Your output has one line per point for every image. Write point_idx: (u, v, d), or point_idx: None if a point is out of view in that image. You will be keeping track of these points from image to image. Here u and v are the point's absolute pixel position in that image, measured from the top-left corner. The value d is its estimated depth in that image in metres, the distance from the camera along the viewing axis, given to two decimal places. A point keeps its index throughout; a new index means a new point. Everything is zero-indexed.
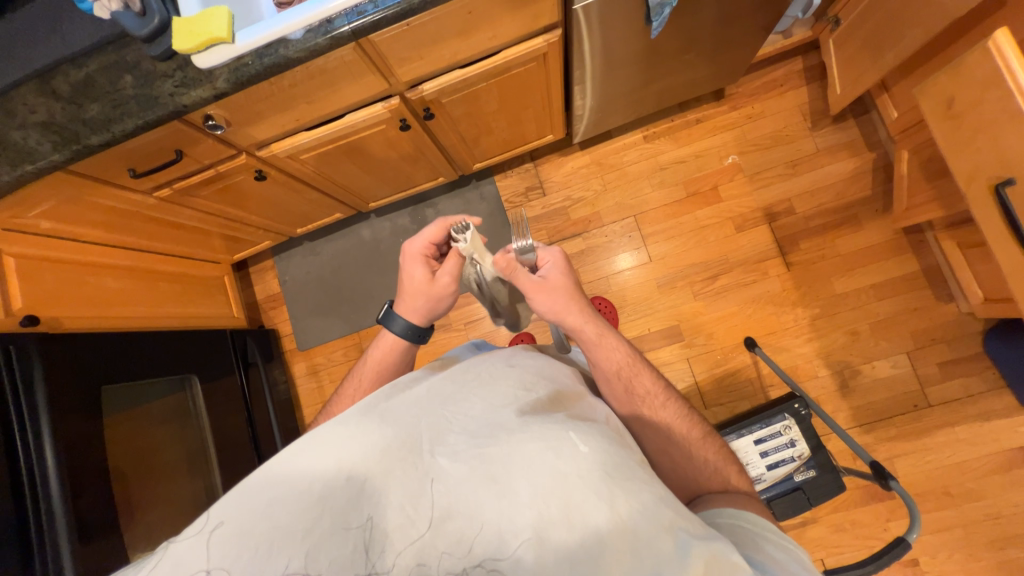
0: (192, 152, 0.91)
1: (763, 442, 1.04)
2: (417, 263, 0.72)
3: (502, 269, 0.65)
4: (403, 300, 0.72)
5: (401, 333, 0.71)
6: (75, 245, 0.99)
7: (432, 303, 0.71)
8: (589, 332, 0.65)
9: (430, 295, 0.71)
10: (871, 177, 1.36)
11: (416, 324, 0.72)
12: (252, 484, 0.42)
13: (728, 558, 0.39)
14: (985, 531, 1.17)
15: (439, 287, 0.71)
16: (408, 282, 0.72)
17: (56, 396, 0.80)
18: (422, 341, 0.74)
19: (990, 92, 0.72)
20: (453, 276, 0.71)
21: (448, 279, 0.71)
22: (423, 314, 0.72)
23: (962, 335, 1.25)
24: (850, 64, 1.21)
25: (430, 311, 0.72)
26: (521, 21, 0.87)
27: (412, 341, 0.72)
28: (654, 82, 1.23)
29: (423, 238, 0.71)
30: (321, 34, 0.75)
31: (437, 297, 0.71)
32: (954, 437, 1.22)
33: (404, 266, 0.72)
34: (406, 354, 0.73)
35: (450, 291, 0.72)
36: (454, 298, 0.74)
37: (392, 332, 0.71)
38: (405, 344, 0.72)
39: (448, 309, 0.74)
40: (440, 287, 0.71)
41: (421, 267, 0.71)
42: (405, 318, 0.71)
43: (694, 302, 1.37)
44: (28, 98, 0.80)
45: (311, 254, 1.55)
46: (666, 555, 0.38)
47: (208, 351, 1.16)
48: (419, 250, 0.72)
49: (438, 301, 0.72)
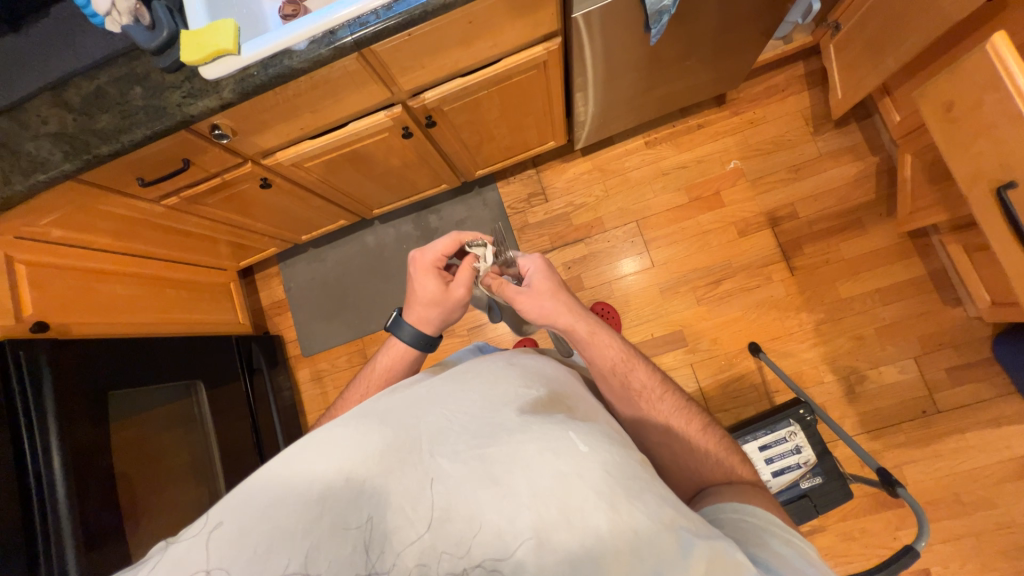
0: (199, 160, 0.93)
1: (768, 449, 1.03)
2: (430, 275, 0.72)
3: (491, 285, 0.70)
4: (414, 309, 0.72)
5: (411, 342, 0.72)
6: (85, 252, 1.01)
7: (443, 314, 0.73)
8: (581, 331, 0.66)
9: (442, 306, 0.72)
10: (875, 181, 1.35)
11: (426, 333, 0.72)
12: (253, 487, 0.42)
13: (731, 557, 0.39)
14: (997, 540, 1.15)
15: (452, 298, 0.72)
16: (420, 293, 0.72)
17: (65, 403, 0.81)
18: (432, 350, 0.74)
19: (990, 96, 0.72)
20: (467, 287, 0.72)
21: (462, 292, 0.72)
22: (433, 323, 0.73)
23: (971, 339, 1.24)
24: (850, 69, 1.21)
25: (441, 321, 0.73)
26: (521, 29, 0.88)
27: (422, 348, 0.72)
28: (655, 88, 1.23)
29: (436, 251, 0.72)
30: (324, 45, 0.76)
31: (449, 308, 0.72)
32: (963, 444, 1.20)
33: (416, 276, 0.73)
34: (412, 358, 0.73)
35: (462, 302, 0.73)
36: (466, 308, 0.75)
37: (402, 340, 0.72)
38: (411, 349, 0.72)
39: (458, 320, 0.75)
40: (452, 298, 0.72)
41: (434, 279, 0.72)
42: (416, 328, 0.72)
43: (697, 307, 1.37)
44: (41, 109, 0.82)
45: (316, 261, 1.57)
46: (667, 555, 0.38)
47: (213, 356, 1.18)
48: (431, 262, 0.73)
49: (451, 311, 0.73)
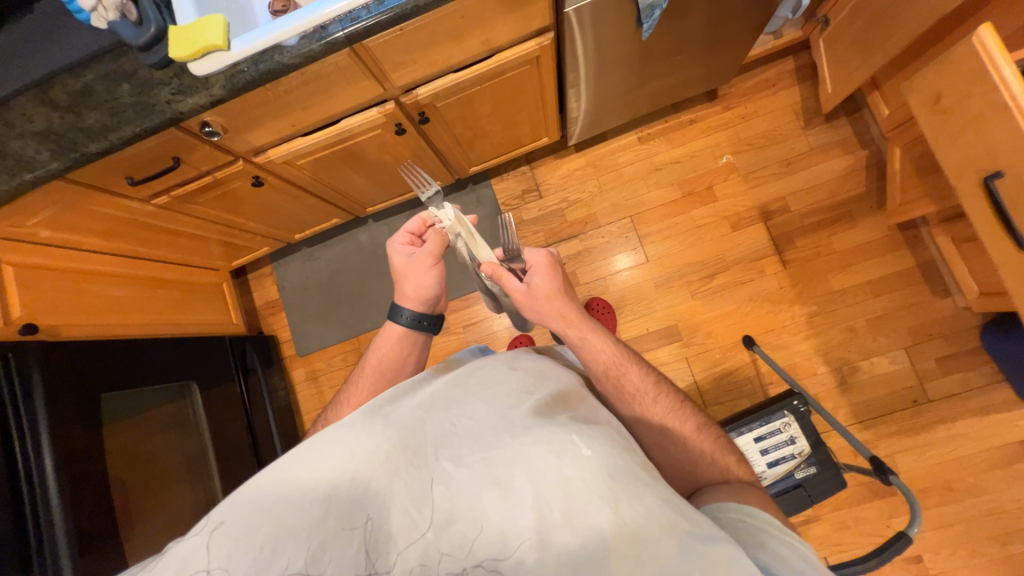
0: (189, 159, 0.92)
1: (763, 440, 1.04)
2: (398, 251, 0.74)
3: (490, 275, 0.68)
4: (397, 289, 0.73)
5: (408, 325, 0.72)
6: (73, 253, 0.99)
7: (415, 283, 0.71)
8: (574, 335, 0.66)
9: (412, 275, 0.72)
10: (864, 174, 1.37)
11: (416, 311, 0.72)
12: (257, 485, 0.42)
13: (735, 561, 0.37)
14: (987, 526, 1.17)
15: (422, 266, 0.72)
16: (398, 273, 0.73)
17: (56, 404, 0.80)
18: (434, 330, 0.74)
19: (976, 87, 0.73)
20: (431, 253, 0.72)
21: (428, 256, 0.72)
22: (415, 297, 0.72)
23: (960, 329, 1.26)
24: (841, 63, 1.22)
25: (421, 293, 0.72)
26: (513, 25, 0.88)
27: (419, 330, 0.72)
28: (648, 83, 1.24)
29: (400, 228, 0.73)
30: (316, 40, 0.76)
31: (418, 276, 0.72)
32: (954, 432, 1.22)
33: (390, 259, 0.74)
34: (414, 342, 0.73)
35: (431, 267, 0.72)
36: (438, 276, 0.72)
37: (399, 324, 0.72)
38: (410, 332, 0.72)
39: (441, 289, 0.73)
40: (420, 266, 0.72)
41: (400, 254, 0.73)
42: (407, 308, 0.72)
43: (692, 301, 1.38)
44: (26, 107, 0.81)
45: (309, 260, 1.56)
46: (669, 559, 0.37)
47: (207, 358, 1.17)
48: (399, 241, 0.74)
49: (420, 281, 0.71)
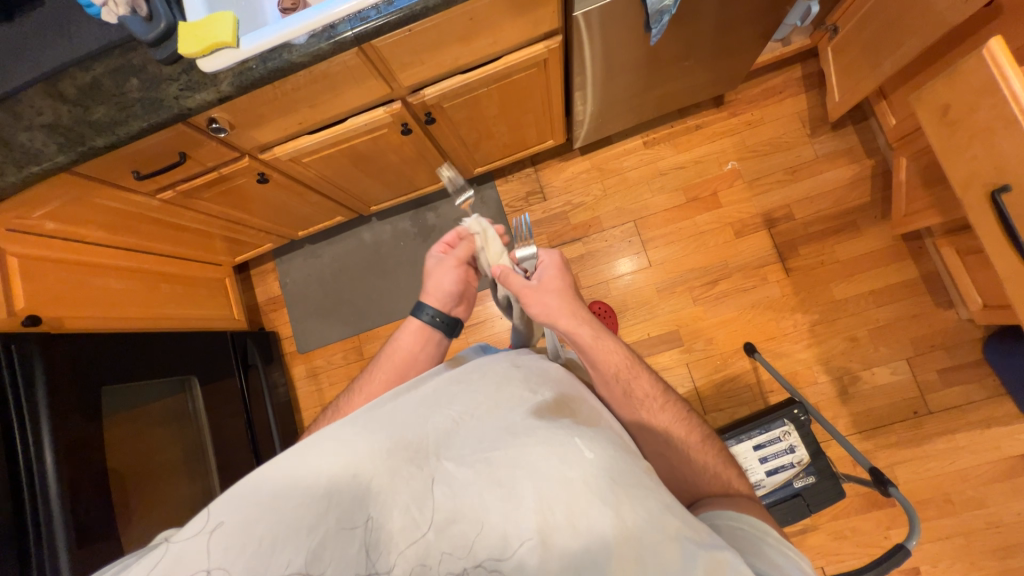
0: (196, 154, 0.92)
1: (762, 448, 1.03)
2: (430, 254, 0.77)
3: (498, 277, 0.68)
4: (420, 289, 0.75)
5: (429, 322, 0.72)
6: (78, 247, 1.00)
7: (436, 280, 0.73)
8: (585, 335, 0.64)
9: (435, 274, 0.74)
10: (870, 183, 1.36)
11: (440, 310, 0.73)
12: (261, 480, 0.43)
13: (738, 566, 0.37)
14: (985, 539, 1.16)
15: (445, 267, 0.75)
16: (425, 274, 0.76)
17: (57, 396, 0.80)
18: (451, 333, 0.74)
19: (985, 100, 0.73)
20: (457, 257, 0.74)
21: (455, 259, 0.74)
22: (434, 293, 0.73)
23: (962, 341, 1.25)
24: (849, 72, 1.21)
25: (441, 291, 0.73)
26: (521, 27, 0.87)
27: (439, 328, 0.73)
28: (655, 88, 1.23)
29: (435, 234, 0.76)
30: (324, 40, 0.76)
31: (441, 274, 0.74)
32: (953, 444, 1.21)
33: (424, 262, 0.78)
34: (431, 341, 0.73)
35: (455, 268, 0.74)
36: (459, 276, 0.74)
37: (419, 320, 0.72)
38: (429, 330, 0.72)
39: (461, 291, 0.74)
40: (445, 266, 0.74)
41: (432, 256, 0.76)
42: (429, 307, 0.73)
43: (693, 306, 1.37)
44: (35, 100, 0.81)
45: (312, 257, 1.56)
46: (673, 564, 0.37)
47: (208, 353, 1.16)
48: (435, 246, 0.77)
49: (441, 280, 0.73)
